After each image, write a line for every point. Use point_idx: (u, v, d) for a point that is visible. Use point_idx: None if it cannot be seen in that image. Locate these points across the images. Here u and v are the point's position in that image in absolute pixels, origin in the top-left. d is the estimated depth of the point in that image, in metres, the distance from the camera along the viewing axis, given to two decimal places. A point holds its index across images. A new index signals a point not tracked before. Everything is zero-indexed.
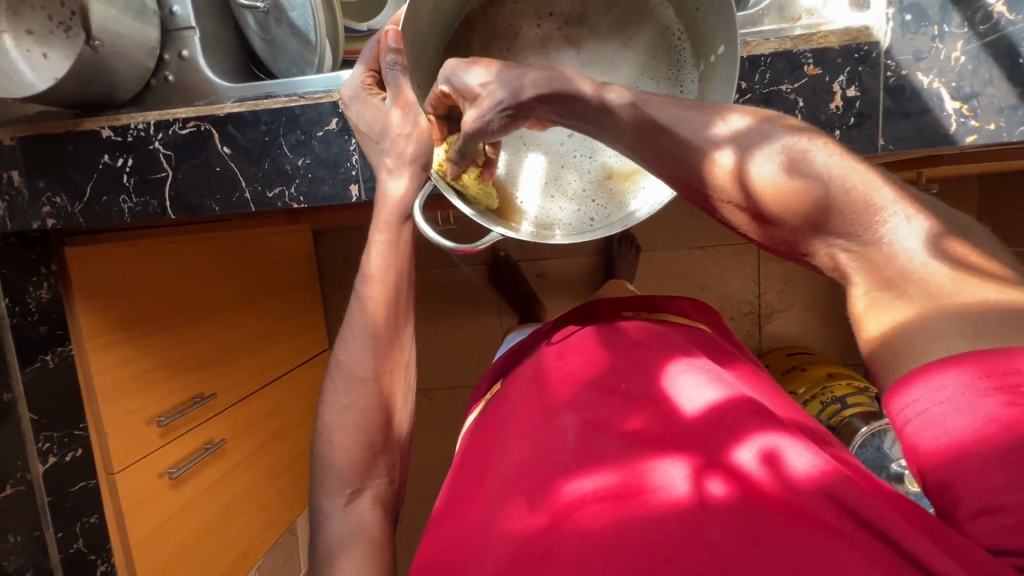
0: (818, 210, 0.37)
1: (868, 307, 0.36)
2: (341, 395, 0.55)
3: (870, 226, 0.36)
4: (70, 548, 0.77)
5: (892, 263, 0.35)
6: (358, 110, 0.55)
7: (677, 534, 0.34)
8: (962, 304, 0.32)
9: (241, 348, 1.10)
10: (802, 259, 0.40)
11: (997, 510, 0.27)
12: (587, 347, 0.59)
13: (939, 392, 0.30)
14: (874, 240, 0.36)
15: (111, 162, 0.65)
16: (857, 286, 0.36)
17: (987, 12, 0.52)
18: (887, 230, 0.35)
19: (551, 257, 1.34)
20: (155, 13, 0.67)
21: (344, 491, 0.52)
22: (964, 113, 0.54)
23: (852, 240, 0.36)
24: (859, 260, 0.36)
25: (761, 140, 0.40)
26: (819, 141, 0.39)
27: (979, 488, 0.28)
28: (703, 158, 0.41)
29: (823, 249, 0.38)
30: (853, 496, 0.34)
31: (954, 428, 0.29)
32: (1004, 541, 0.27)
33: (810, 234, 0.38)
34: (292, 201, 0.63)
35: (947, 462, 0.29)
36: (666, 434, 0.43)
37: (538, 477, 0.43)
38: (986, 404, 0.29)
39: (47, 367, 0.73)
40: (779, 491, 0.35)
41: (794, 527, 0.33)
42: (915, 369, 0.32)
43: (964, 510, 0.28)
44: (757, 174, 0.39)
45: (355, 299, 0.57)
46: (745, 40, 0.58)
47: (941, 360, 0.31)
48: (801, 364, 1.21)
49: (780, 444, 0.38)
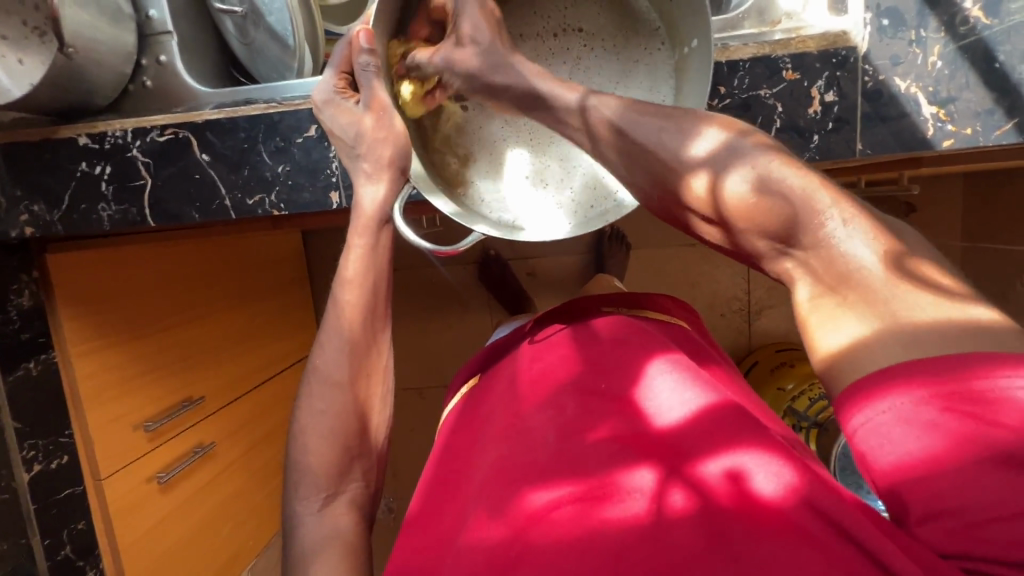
0: (765, 220, 0.38)
1: (809, 304, 0.37)
2: (317, 400, 0.55)
3: (810, 229, 0.37)
4: (57, 555, 0.78)
5: (832, 266, 0.36)
6: (332, 115, 0.55)
7: (644, 540, 0.35)
8: (906, 322, 0.33)
9: (228, 348, 1.10)
10: (751, 261, 0.41)
11: (943, 514, 0.28)
12: (562, 347, 0.59)
13: (892, 412, 0.31)
14: (818, 241, 0.37)
15: (88, 170, 0.64)
16: (801, 289, 0.38)
17: (965, 16, 0.52)
18: (828, 233, 0.37)
19: (541, 255, 1.34)
20: (130, 18, 0.66)
21: (319, 495, 0.52)
22: (941, 118, 0.55)
23: (797, 246, 0.38)
24: (802, 265, 0.38)
25: (735, 157, 0.40)
26: (780, 157, 0.40)
27: (924, 493, 0.29)
28: (680, 178, 0.42)
29: (775, 258, 0.39)
30: (824, 496, 0.34)
31: (901, 440, 0.30)
32: (948, 544, 0.28)
33: (755, 235, 0.39)
34: (272, 209, 0.63)
35: (898, 474, 0.30)
36: (640, 441, 0.44)
37: (510, 481, 0.43)
38: (938, 421, 0.29)
39: (30, 375, 0.73)
40: (745, 497, 0.36)
41: (758, 533, 0.33)
42: (871, 388, 0.32)
43: (913, 514, 0.29)
44: (729, 190, 0.39)
45: (332, 303, 0.57)
46: (725, 45, 0.59)
47: (894, 381, 0.31)
48: (790, 361, 1.21)
49: (746, 451, 0.39)
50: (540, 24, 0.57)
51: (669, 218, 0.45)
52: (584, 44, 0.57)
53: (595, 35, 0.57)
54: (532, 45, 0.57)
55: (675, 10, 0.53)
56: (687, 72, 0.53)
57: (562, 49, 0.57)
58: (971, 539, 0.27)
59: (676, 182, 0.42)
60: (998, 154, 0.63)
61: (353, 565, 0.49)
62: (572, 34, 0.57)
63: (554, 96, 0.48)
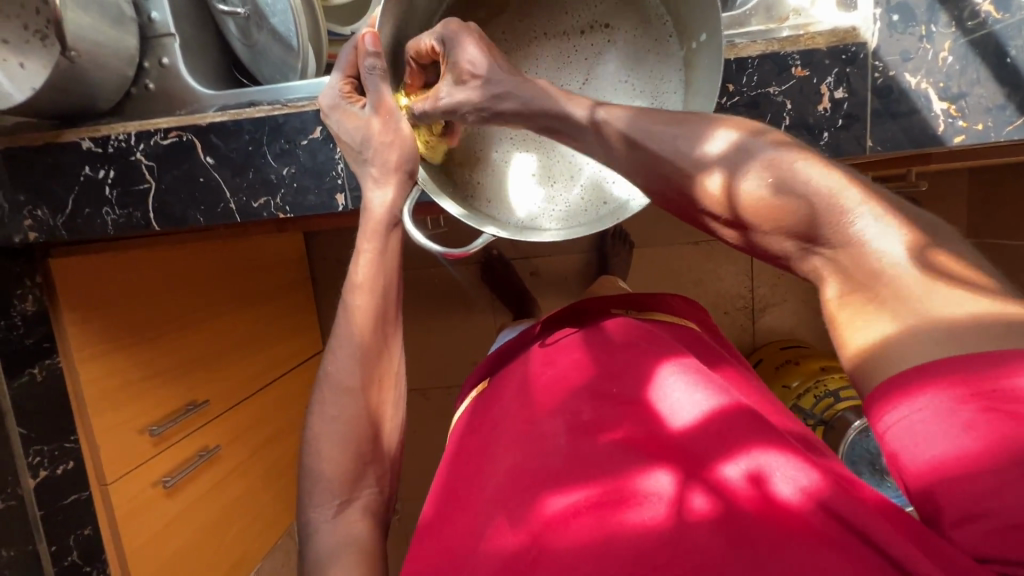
0: (789, 218, 0.38)
1: (840, 303, 0.37)
2: (330, 406, 0.55)
3: (840, 228, 0.37)
4: (64, 560, 0.78)
5: (861, 264, 0.36)
6: (338, 120, 0.54)
7: (664, 545, 0.35)
8: (945, 321, 0.32)
9: (232, 353, 1.09)
10: (780, 263, 0.41)
11: (980, 516, 0.28)
12: (573, 351, 0.59)
13: (923, 411, 0.30)
14: (849, 241, 0.36)
15: (92, 174, 0.64)
16: (829, 287, 0.37)
17: (975, 10, 0.52)
18: (858, 231, 0.36)
19: (544, 254, 1.34)
20: (132, 20, 0.66)
21: (334, 501, 0.52)
22: (952, 114, 0.54)
23: (828, 245, 0.37)
24: (829, 264, 0.37)
25: (747, 159, 0.40)
26: (802, 155, 0.39)
27: (959, 493, 0.28)
28: (694, 178, 0.42)
29: (805, 258, 0.39)
30: (845, 503, 0.34)
31: (933, 439, 0.30)
32: (986, 547, 0.28)
33: (771, 231, 0.39)
34: (278, 211, 0.63)
35: (934, 476, 0.29)
36: (655, 445, 0.43)
37: (526, 486, 0.43)
38: (972, 419, 0.29)
39: (34, 380, 0.73)
40: (766, 501, 0.35)
41: (781, 537, 0.33)
42: (900, 388, 0.32)
43: (947, 517, 0.29)
44: (745, 189, 0.39)
45: (342, 309, 0.56)
46: (733, 42, 0.58)
47: (924, 380, 0.31)
48: (795, 358, 1.21)
49: (764, 452, 0.38)
50: (568, 20, 0.57)
51: (683, 220, 0.45)
52: (608, 39, 0.57)
53: (619, 30, 0.57)
54: (556, 43, 0.58)
55: (685, 7, 0.53)
56: (696, 69, 0.53)
57: (583, 60, 0.57)
58: (1007, 541, 0.27)
59: (686, 182, 0.42)
60: (1008, 150, 0.62)
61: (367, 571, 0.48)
62: (599, 30, 0.57)
63: (565, 98, 0.47)
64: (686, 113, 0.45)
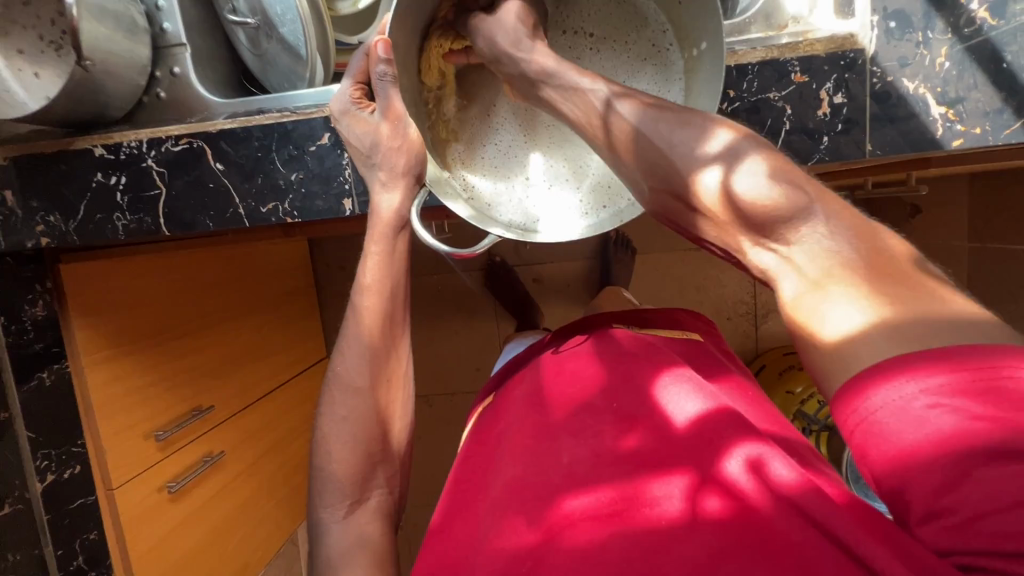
0: (756, 215, 0.39)
1: (794, 300, 0.37)
2: (339, 406, 0.55)
3: (793, 228, 0.38)
4: (70, 565, 0.78)
5: (817, 262, 0.36)
6: (348, 125, 0.55)
7: (655, 556, 0.35)
8: (928, 313, 0.32)
9: (238, 365, 1.10)
10: (736, 260, 0.42)
11: (943, 513, 0.28)
12: (579, 361, 0.59)
13: (894, 402, 0.30)
14: (801, 240, 0.37)
15: (104, 181, 0.65)
16: (786, 284, 0.38)
17: (971, 17, 0.53)
18: (804, 233, 0.37)
19: (548, 260, 1.35)
20: (145, 31, 0.67)
21: (345, 501, 0.52)
22: (950, 118, 0.55)
23: (781, 244, 0.38)
24: (785, 262, 0.38)
25: (742, 155, 0.40)
26: (768, 154, 0.40)
27: (926, 492, 0.28)
28: (692, 172, 0.41)
29: (757, 255, 0.40)
30: (822, 507, 0.34)
31: (904, 433, 0.29)
32: (947, 542, 0.28)
33: (738, 229, 0.40)
34: (286, 216, 0.64)
35: (896, 469, 0.29)
36: (655, 454, 0.43)
37: (533, 495, 0.43)
38: (939, 413, 0.28)
39: (43, 385, 0.73)
40: (762, 512, 0.35)
41: (775, 545, 0.33)
42: (872, 378, 0.31)
43: (915, 514, 0.29)
44: (741, 189, 0.39)
45: (351, 310, 0.57)
46: (733, 49, 0.59)
47: (895, 371, 0.31)
48: (798, 363, 1.21)
49: (761, 460, 0.38)
50: (561, 37, 0.59)
51: (674, 230, 0.47)
52: (591, 47, 0.59)
53: (604, 39, 0.58)
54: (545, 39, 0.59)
55: (684, 15, 0.54)
56: (697, 73, 0.54)
57: (566, 60, 0.59)
58: (966, 535, 0.27)
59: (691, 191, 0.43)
60: (1006, 154, 0.63)
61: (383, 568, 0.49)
62: (582, 37, 0.59)
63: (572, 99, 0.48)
64: (687, 109, 0.45)
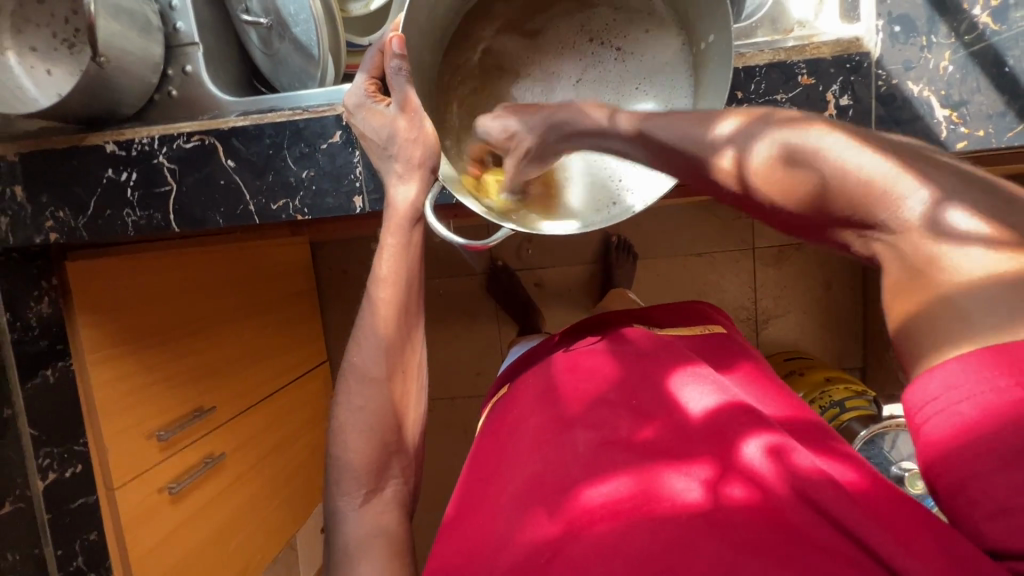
0: (830, 196, 0.35)
1: (891, 291, 0.34)
2: (355, 396, 0.55)
3: (891, 206, 0.33)
4: (69, 565, 0.77)
5: (919, 247, 0.33)
6: (364, 118, 0.56)
7: (679, 543, 0.35)
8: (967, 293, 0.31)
9: (240, 365, 1.10)
10: (829, 244, 0.38)
11: (1014, 511, 0.28)
12: (594, 358, 0.60)
13: (955, 392, 0.30)
14: (902, 222, 0.33)
15: (115, 177, 0.65)
16: (887, 273, 0.34)
17: (972, 23, 0.54)
18: (907, 209, 0.33)
19: (550, 265, 1.35)
20: (158, 29, 0.68)
21: (360, 490, 0.52)
22: (953, 120, 0.56)
23: (878, 226, 0.34)
24: (885, 246, 0.34)
25: (760, 132, 0.38)
26: (813, 126, 0.37)
27: (995, 489, 0.28)
28: (710, 155, 0.40)
29: (852, 237, 0.36)
30: (855, 516, 0.35)
31: (964, 419, 0.29)
32: (1015, 541, 0.28)
33: (822, 218, 0.36)
34: (296, 213, 0.64)
35: (961, 459, 0.29)
36: (676, 448, 0.44)
37: (553, 485, 0.44)
38: (999, 398, 0.29)
39: (47, 382, 0.73)
40: (789, 511, 0.36)
41: (803, 543, 0.34)
42: (936, 369, 0.31)
43: (980, 511, 0.29)
44: (758, 161, 0.38)
45: (366, 301, 0.57)
46: (741, 51, 0.60)
47: (955, 361, 0.30)
48: (799, 369, 1.22)
49: (785, 460, 0.39)
50: (574, 33, 0.60)
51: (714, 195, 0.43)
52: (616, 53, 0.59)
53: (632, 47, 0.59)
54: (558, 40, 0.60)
55: (694, 17, 0.55)
56: (706, 67, 0.54)
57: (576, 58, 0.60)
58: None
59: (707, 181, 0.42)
60: (1007, 157, 0.64)
61: (401, 561, 0.49)
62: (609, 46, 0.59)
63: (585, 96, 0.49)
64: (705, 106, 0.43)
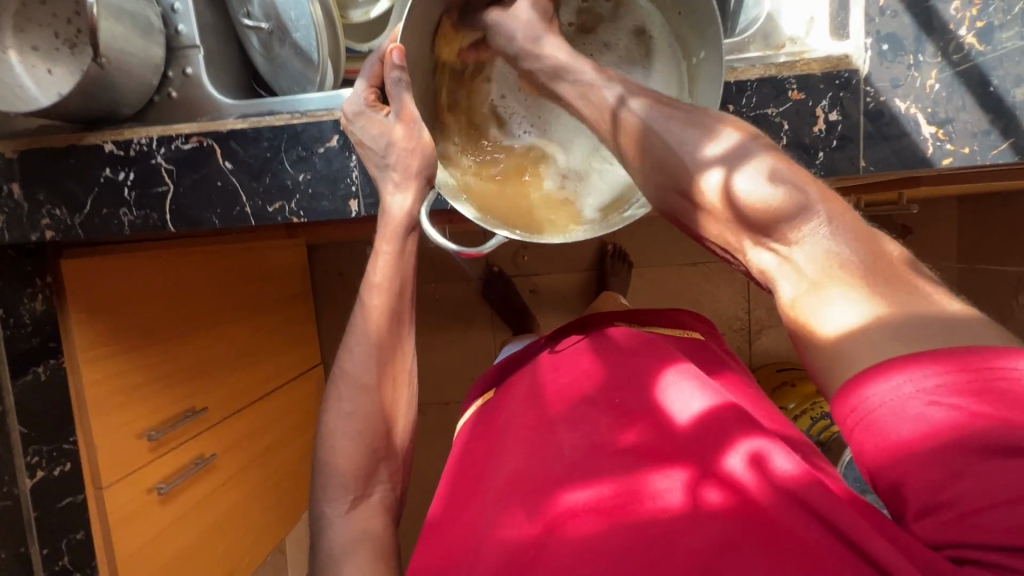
0: (753, 214, 0.38)
1: (791, 300, 0.37)
2: (346, 403, 0.55)
3: (795, 226, 0.37)
4: (54, 564, 0.76)
5: (816, 261, 0.36)
6: (363, 126, 0.56)
7: (659, 540, 0.36)
8: (927, 312, 0.32)
9: (234, 365, 1.10)
10: (738, 260, 0.42)
11: (939, 507, 0.28)
12: (580, 359, 0.61)
13: (883, 397, 0.30)
14: (802, 238, 0.37)
15: (112, 176, 0.66)
16: (784, 284, 0.37)
17: (959, 43, 0.55)
18: (809, 230, 0.37)
19: (545, 272, 1.36)
20: (160, 31, 0.69)
21: (347, 496, 0.53)
22: (940, 137, 0.57)
23: (781, 242, 0.38)
24: (786, 262, 0.37)
25: (747, 156, 0.40)
26: (781, 159, 0.40)
27: (923, 488, 0.28)
28: (692, 176, 0.42)
29: (756, 252, 0.39)
30: (817, 493, 0.35)
31: (901, 426, 0.30)
32: (941, 536, 0.28)
33: (745, 235, 0.40)
34: (292, 216, 0.65)
35: (888, 458, 0.30)
36: (659, 447, 0.45)
37: (538, 483, 0.45)
38: (926, 406, 0.29)
39: (38, 380, 0.73)
40: (765, 497, 0.37)
41: (781, 529, 0.34)
42: (864, 373, 0.32)
43: (910, 510, 0.29)
44: (742, 189, 0.39)
45: (360, 308, 0.58)
46: (733, 66, 0.61)
47: (885, 365, 0.31)
48: (790, 380, 1.23)
49: (763, 444, 0.40)
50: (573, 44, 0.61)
51: (682, 223, 0.45)
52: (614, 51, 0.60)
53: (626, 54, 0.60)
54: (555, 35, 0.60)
55: (687, 30, 0.56)
56: (698, 79, 0.55)
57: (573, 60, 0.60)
58: (965, 529, 0.27)
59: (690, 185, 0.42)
60: (994, 174, 0.66)
61: (382, 566, 0.49)
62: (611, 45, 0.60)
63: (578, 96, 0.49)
64: (694, 110, 0.45)
